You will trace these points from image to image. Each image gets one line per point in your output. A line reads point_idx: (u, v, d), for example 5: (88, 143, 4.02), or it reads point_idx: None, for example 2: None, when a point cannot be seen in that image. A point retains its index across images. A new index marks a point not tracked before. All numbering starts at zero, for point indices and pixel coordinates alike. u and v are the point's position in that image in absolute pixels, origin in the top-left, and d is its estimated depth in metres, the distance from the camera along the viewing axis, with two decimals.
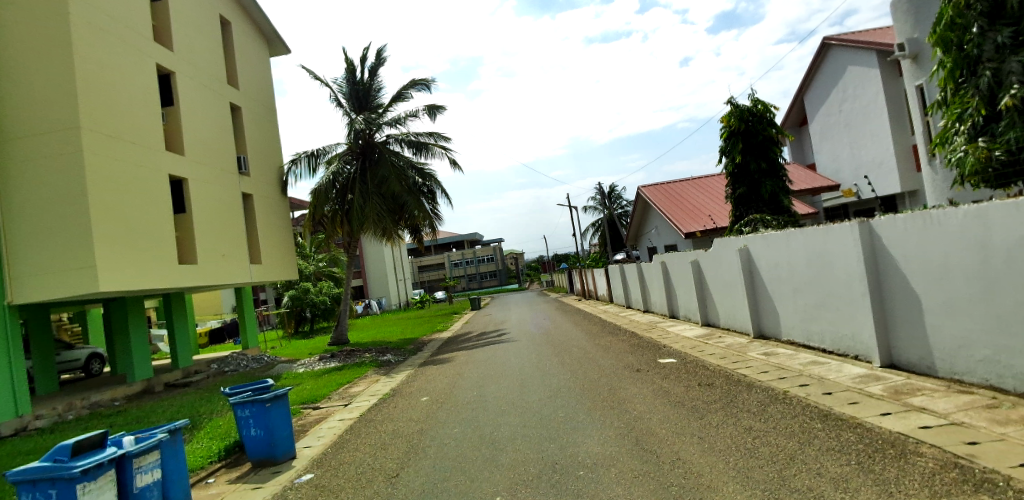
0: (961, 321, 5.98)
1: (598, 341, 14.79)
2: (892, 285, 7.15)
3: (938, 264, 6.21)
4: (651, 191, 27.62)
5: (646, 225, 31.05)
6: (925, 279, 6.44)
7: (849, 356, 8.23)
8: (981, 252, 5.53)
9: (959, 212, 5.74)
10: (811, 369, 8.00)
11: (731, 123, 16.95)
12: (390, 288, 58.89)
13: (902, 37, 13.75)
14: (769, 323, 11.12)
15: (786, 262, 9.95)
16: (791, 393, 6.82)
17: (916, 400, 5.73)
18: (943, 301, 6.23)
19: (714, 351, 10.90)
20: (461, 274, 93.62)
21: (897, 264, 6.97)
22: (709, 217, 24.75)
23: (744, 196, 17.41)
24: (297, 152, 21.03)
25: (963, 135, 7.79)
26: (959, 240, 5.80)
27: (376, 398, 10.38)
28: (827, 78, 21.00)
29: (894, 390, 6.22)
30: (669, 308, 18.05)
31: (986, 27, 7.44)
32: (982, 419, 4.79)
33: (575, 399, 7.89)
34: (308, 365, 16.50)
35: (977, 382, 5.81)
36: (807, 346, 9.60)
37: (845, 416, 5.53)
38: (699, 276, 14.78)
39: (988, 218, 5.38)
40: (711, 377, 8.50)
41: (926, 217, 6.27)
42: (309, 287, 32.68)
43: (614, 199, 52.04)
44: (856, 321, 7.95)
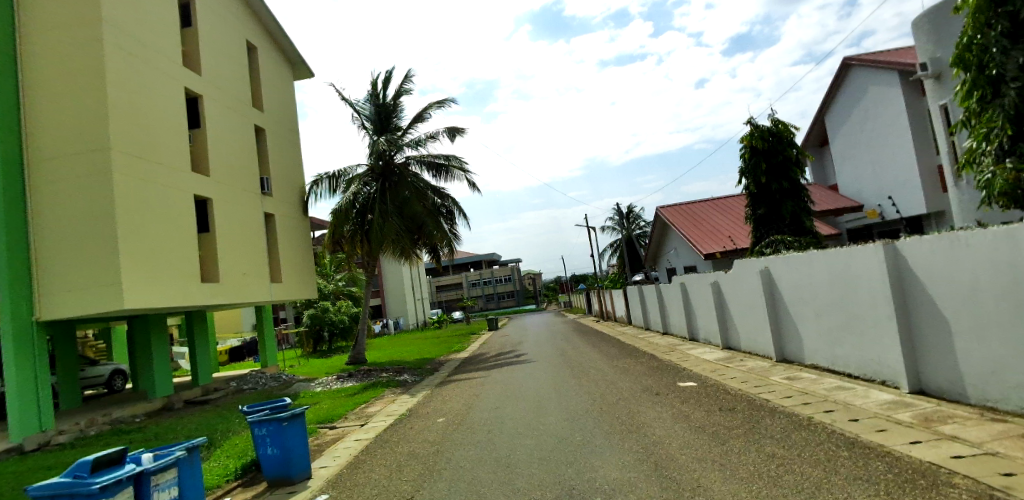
0: (994, 346, 5.78)
1: (616, 363, 14.63)
2: (919, 308, 6.97)
3: (968, 288, 6.03)
4: (669, 212, 27.48)
5: (665, 245, 30.87)
6: (954, 302, 6.27)
7: (875, 382, 8.01)
8: (1012, 274, 5.38)
9: (988, 233, 5.60)
10: (836, 395, 7.81)
11: (753, 143, 16.80)
12: (408, 307, 59.17)
13: (925, 56, 13.56)
14: (792, 347, 10.89)
15: (808, 285, 9.79)
16: (815, 419, 6.65)
17: (946, 428, 5.54)
18: (973, 325, 6.03)
19: (735, 375, 10.70)
20: (478, 294, 93.65)
21: (924, 285, 6.80)
22: (729, 238, 24.47)
23: (764, 216, 17.19)
24: (318, 173, 21.31)
25: (990, 155, 7.63)
26: (989, 263, 5.65)
27: (392, 418, 10.37)
28: (849, 98, 20.81)
29: (924, 418, 6.03)
30: (689, 330, 17.78)
31: (1009, 47, 7.06)
32: (1017, 449, 4.62)
33: (592, 423, 7.77)
34: (326, 384, 16.57)
35: (1011, 409, 5.60)
36: (832, 371, 9.36)
37: (872, 445, 5.36)
38: (720, 298, 14.59)
39: (1018, 240, 5.24)
40: (732, 401, 8.34)
41: (953, 238, 6.14)
42: (328, 306, 33.03)
43: (633, 219, 51.79)
44: (881, 346, 7.74)
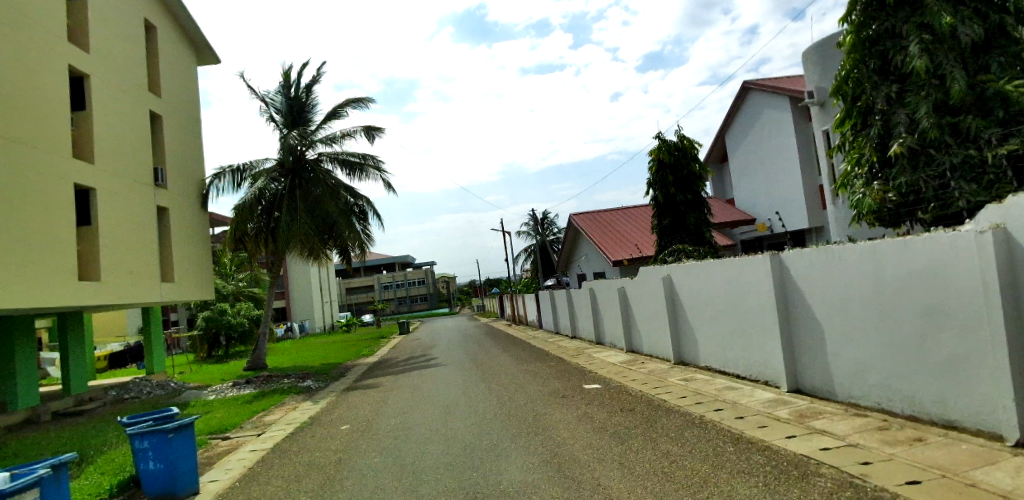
0: (857, 350, 6.54)
1: (526, 367, 14.83)
2: (798, 313, 7.64)
3: (838, 296, 6.75)
4: (582, 219, 28.30)
5: (576, 252, 31.73)
6: (826, 310, 6.98)
7: (760, 382, 8.67)
8: (876, 285, 6.13)
9: (857, 248, 6.32)
10: (725, 394, 8.39)
11: (660, 156, 17.70)
12: (315, 310, 56.85)
13: (812, 85, 14.91)
14: (689, 350, 11.56)
15: (705, 291, 10.43)
16: (706, 418, 7.09)
17: (817, 423, 6.11)
18: (842, 331, 6.76)
19: (637, 377, 11.19)
20: (390, 297, 91.71)
21: (801, 293, 7.49)
22: (635, 246, 25.50)
23: (669, 226, 18.07)
24: (220, 166, 20.02)
25: (861, 178, 8.00)
26: (857, 274, 6.38)
27: (292, 427, 9.90)
28: (746, 120, 22.43)
29: (799, 413, 6.62)
30: (596, 334, 18.39)
31: (878, 83, 7.76)
32: (874, 440, 5.24)
33: (500, 426, 7.82)
34: (221, 392, 15.57)
35: (870, 405, 6.40)
36: (723, 372, 10.02)
37: (754, 439, 5.80)
38: (625, 303, 15.19)
39: (881, 254, 5.99)
40: (633, 402, 8.69)
41: (827, 251, 6.85)
42: (226, 308, 31.05)
43: (547, 226, 52.86)
44: (766, 349, 8.40)
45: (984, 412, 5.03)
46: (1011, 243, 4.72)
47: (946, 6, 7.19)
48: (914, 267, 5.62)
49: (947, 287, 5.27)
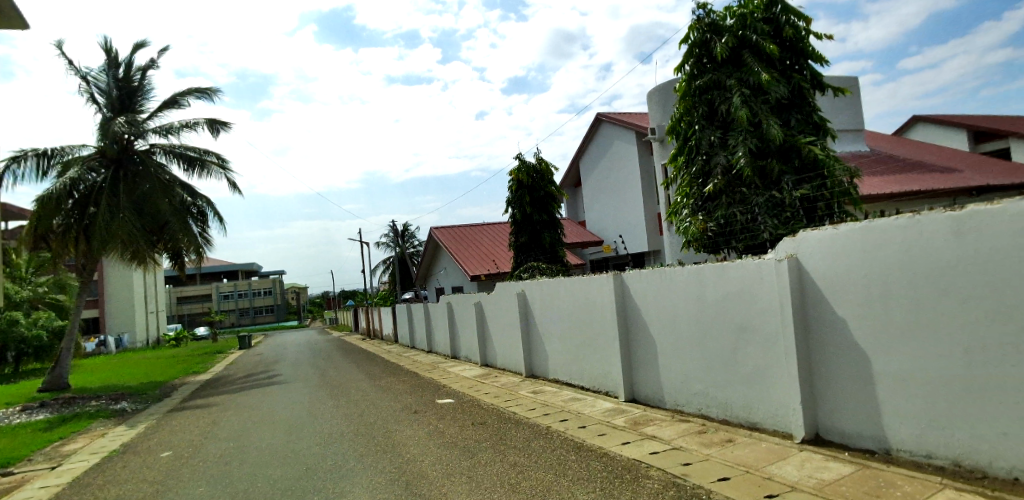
0: (682, 362, 7.35)
1: (378, 382, 14.39)
2: (635, 328, 8.33)
3: (668, 312, 7.52)
4: (442, 233, 28.33)
5: (435, 265, 31.62)
6: (658, 325, 7.74)
7: (601, 392, 9.29)
8: (698, 304, 6.95)
9: (684, 270, 7.12)
10: (570, 405, 8.85)
11: (519, 176, 18.35)
12: (137, 321, 50.29)
13: (655, 123, 16.45)
14: (539, 364, 12.01)
15: (555, 307, 10.93)
16: (552, 428, 7.42)
17: (648, 428, 6.71)
18: (671, 345, 7.53)
19: (489, 390, 11.38)
20: (231, 308, 84.09)
21: (638, 310, 8.20)
22: (493, 261, 25.99)
23: (525, 244, 18.66)
24: (21, 150, 17.09)
25: (688, 209, 8.84)
26: (683, 294, 7.17)
27: (98, 456, 8.62)
28: (598, 149, 24.10)
29: (633, 421, 7.20)
30: (451, 348, 18.41)
31: (706, 126, 8.64)
32: (694, 443, 5.91)
33: (347, 446, 7.50)
34: (4, 418, 13.10)
35: (692, 411, 7.23)
36: (569, 384, 10.57)
37: (594, 446, 6.20)
38: (481, 318, 15.41)
39: (703, 277, 6.83)
40: (484, 416, 8.83)
41: (660, 272, 7.59)
42: (18, 319, 26.32)
43: (407, 238, 52.12)
44: (607, 361, 9.03)
45: (780, 413, 5.97)
46: (801, 272, 5.70)
47: (760, 67, 8.25)
48: (729, 289, 6.50)
49: (753, 307, 6.19)
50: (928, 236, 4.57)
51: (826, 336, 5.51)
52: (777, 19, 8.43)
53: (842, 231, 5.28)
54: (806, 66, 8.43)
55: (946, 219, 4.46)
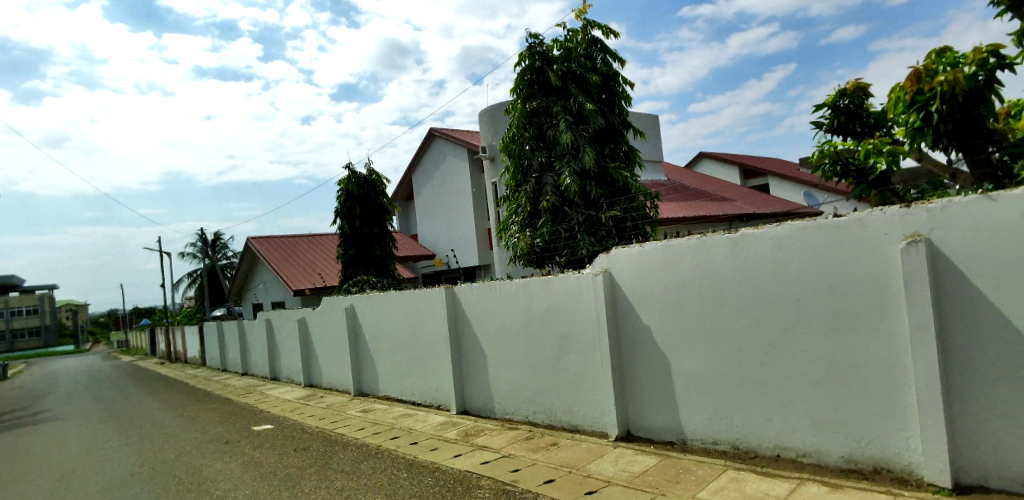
0: (511, 372, 7.66)
1: (180, 412, 12.77)
2: (466, 341, 8.48)
3: (498, 325, 7.79)
4: (261, 244, 26.20)
5: (252, 279, 29.09)
6: (489, 337, 7.97)
7: (433, 406, 9.30)
8: (526, 316, 7.32)
9: (512, 283, 7.47)
10: (402, 421, 8.72)
11: (348, 187, 17.40)
12: None
13: (486, 142, 17.04)
14: (368, 381, 11.64)
15: (385, 322, 10.69)
16: (382, 447, 7.25)
17: (479, 439, 6.91)
18: (500, 356, 7.80)
19: (313, 413, 10.73)
20: None
21: (469, 323, 8.37)
22: (319, 274, 24.46)
23: (353, 257, 17.60)
24: None
25: (517, 225, 9.17)
26: (512, 306, 7.52)
27: None
28: (431, 163, 24.20)
29: (465, 432, 7.35)
30: (270, 369, 17.04)
31: (535, 148, 9.05)
32: (522, 449, 6.24)
33: (141, 488, 6.56)
34: None
35: (520, 418, 7.58)
36: (400, 401, 10.40)
37: (426, 462, 6.21)
38: (304, 335, 14.49)
39: (530, 290, 7.22)
40: (308, 440, 8.32)
41: (491, 286, 7.85)
42: None
43: (219, 249, 47.28)
44: (439, 375, 9.07)
45: (597, 415, 6.52)
46: (613, 284, 6.29)
47: (582, 98, 8.88)
48: (553, 301, 6.94)
49: (574, 317, 6.68)
50: (713, 254, 5.39)
51: (635, 342, 6.15)
52: (596, 55, 9.13)
53: (647, 249, 5.96)
54: (620, 101, 9.24)
55: (726, 240, 5.30)
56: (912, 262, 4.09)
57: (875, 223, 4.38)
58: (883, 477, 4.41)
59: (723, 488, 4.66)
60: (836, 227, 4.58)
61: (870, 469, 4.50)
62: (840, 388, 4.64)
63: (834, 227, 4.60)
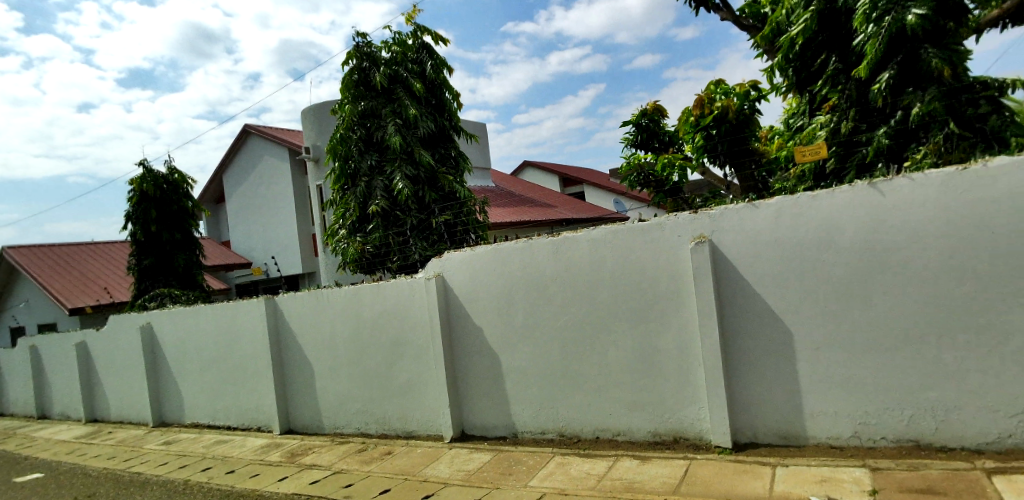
0: (341, 383, 7.35)
1: None
2: (289, 355, 7.93)
3: (326, 335, 7.43)
4: (21, 255, 21.70)
5: (8, 299, 23.96)
6: (316, 348, 7.56)
7: (252, 429, 8.54)
8: (356, 324, 7.09)
9: (341, 291, 7.20)
10: (215, 449, 7.87)
11: (142, 186, 14.60)
12: None
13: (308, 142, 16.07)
14: (171, 408, 10.28)
15: (192, 340, 9.53)
16: (190, 482, 6.48)
17: (307, 458, 6.58)
18: (329, 367, 7.45)
19: (99, 452, 9.18)
20: None
21: (292, 335, 7.85)
22: (104, 288, 20.82)
23: (149, 268, 14.70)
24: None
25: (345, 229, 8.69)
26: (340, 315, 7.24)
27: None
28: None
29: (290, 453, 6.92)
30: (37, 406, 14.19)
31: (364, 151, 8.62)
32: (354, 463, 6.11)
33: None
34: None
35: (351, 431, 7.31)
36: (212, 427, 9.35)
37: (246, 491, 5.75)
38: (85, 362, 12.32)
39: (360, 297, 7.02)
40: (93, 486, 7.10)
41: (317, 294, 7.47)
42: None
43: None
44: (259, 394, 8.34)
45: (431, 419, 6.55)
46: (446, 288, 6.40)
47: (412, 102, 8.69)
48: (385, 307, 6.82)
49: (407, 323, 6.65)
50: (537, 256, 5.77)
51: (467, 343, 6.30)
52: (425, 61, 9.04)
53: (477, 252, 6.16)
54: (450, 109, 9.23)
55: (548, 243, 5.70)
56: (700, 260, 4.79)
57: (672, 226, 5.05)
58: (682, 445, 5.08)
59: (551, 473, 5.00)
60: (640, 230, 5.20)
61: (671, 440, 5.15)
62: (646, 373, 5.24)
63: (639, 230, 5.21)
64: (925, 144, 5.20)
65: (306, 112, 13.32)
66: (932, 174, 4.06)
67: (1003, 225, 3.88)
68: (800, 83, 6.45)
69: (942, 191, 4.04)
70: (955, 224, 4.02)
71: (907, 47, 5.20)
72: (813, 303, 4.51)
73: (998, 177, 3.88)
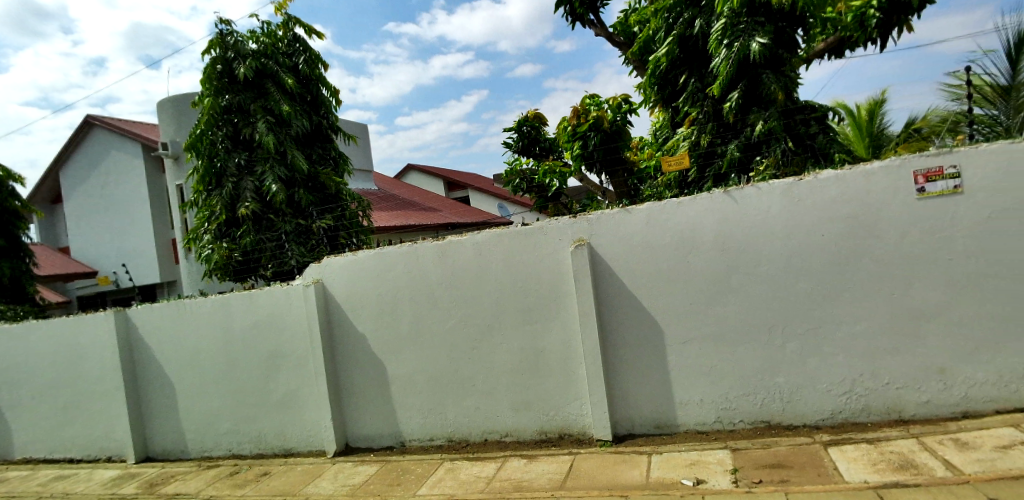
0: (208, 401, 6.77)
1: None
2: (146, 374, 7.15)
3: (190, 350, 6.80)
4: None
5: None
6: (178, 365, 6.89)
7: (100, 459, 7.58)
8: (225, 337, 6.56)
9: (206, 301, 6.63)
10: (52, 486, 6.87)
11: None
12: None
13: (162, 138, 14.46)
14: None
15: (20, 363, 8.24)
16: None
17: (169, 488, 5.99)
18: (194, 385, 6.82)
19: None
20: None
21: (149, 352, 7.09)
22: None
23: None
24: None
25: (210, 234, 7.81)
26: (206, 327, 6.65)
27: None
28: None
29: (148, 484, 6.25)
30: None
31: (230, 148, 7.76)
32: (226, 488, 5.68)
33: None
34: None
35: (221, 453, 6.75)
36: (48, 461, 8.15)
37: None
38: None
39: (229, 307, 6.51)
40: None
41: (179, 305, 6.82)
42: None
43: None
44: (108, 420, 7.42)
45: (311, 434, 6.23)
46: (325, 295, 6.13)
47: (287, 97, 7.89)
48: (258, 317, 6.38)
49: (282, 334, 6.26)
50: (422, 261, 5.70)
51: (350, 351, 6.08)
52: (300, 54, 8.18)
53: (359, 257, 5.96)
54: (328, 106, 8.44)
55: (433, 248, 5.66)
56: (579, 262, 5.01)
57: (553, 230, 5.23)
58: (566, 440, 5.28)
59: (441, 479, 4.96)
60: (522, 233, 5.33)
61: (557, 436, 5.34)
62: (532, 373, 5.37)
63: (522, 234, 5.34)
64: (767, 156, 5.84)
65: (165, 104, 12.07)
66: (776, 184, 4.58)
67: (832, 228, 4.47)
68: (664, 99, 6.94)
69: (785, 199, 4.57)
70: (795, 228, 4.56)
71: (751, 73, 5.84)
72: (681, 301, 4.89)
73: (828, 187, 4.47)
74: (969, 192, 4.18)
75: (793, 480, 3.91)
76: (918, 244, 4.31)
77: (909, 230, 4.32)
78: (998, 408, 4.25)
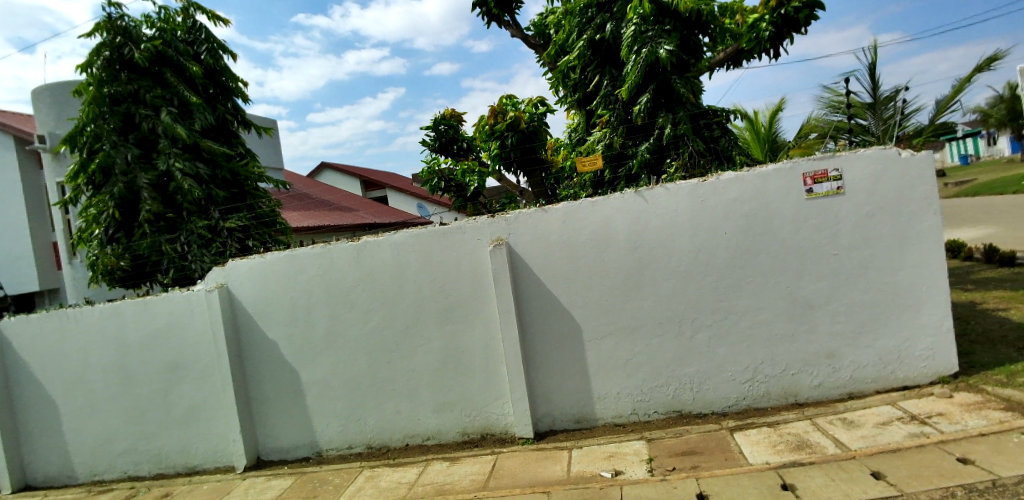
0: (99, 420, 6.20)
1: None
2: (23, 394, 6.42)
3: (76, 365, 6.18)
4: None
5: None
6: (63, 383, 6.25)
7: None
8: (118, 349, 6.02)
9: (95, 311, 6.05)
10: None
11: None
12: None
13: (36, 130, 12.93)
14: None
15: None
16: None
17: None
18: (83, 404, 6.21)
19: None
20: None
21: (27, 370, 6.37)
22: None
23: None
24: None
25: (98, 238, 7.08)
26: (96, 339, 6.07)
27: None
28: None
29: None
30: None
31: (119, 142, 6.97)
32: None
33: None
34: None
35: (116, 476, 6.21)
36: None
37: None
38: None
39: (121, 316, 5.98)
40: None
41: (62, 316, 6.17)
42: None
43: None
44: None
45: (219, 449, 5.86)
46: (230, 299, 5.78)
47: (186, 88, 7.30)
48: (155, 325, 5.91)
49: (184, 343, 5.84)
50: (337, 261, 5.50)
51: (259, 358, 5.77)
52: (201, 43, 7.65)
53: (268, 259, 5.66)
54: (231, 99, 7.93)
55: (348, 247, 5.49)
56: (498, 261, 5.01)
57: (471, 230, 5.22)
58: (489, 440, 5.29)
59: (361, 488, 4.82)
60: (440, 233, 5.28)
61: (479, 436, 5.33)
62: (454, 374, 5.33)
63: (440, 234, 5.28)
64: (676, 158, 6.15)
65: (39, 92, 10.84)
66: (683, 185, 4.81)
67: (734, 225, 4.76)
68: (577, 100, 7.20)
69: (690, 199, 4.81)
70: (702, 226, 4.81)
71: (659, 77, 6.11)
72: (597, 297, 5.02)
73: (728, 188, 4.75)
74: (850, 193, 4.59)
75: (704, 465, 4.13)
76: (807, 240, 4.68)
77: (801, 226, 4.67)
78: (876, 388, 4.71)
